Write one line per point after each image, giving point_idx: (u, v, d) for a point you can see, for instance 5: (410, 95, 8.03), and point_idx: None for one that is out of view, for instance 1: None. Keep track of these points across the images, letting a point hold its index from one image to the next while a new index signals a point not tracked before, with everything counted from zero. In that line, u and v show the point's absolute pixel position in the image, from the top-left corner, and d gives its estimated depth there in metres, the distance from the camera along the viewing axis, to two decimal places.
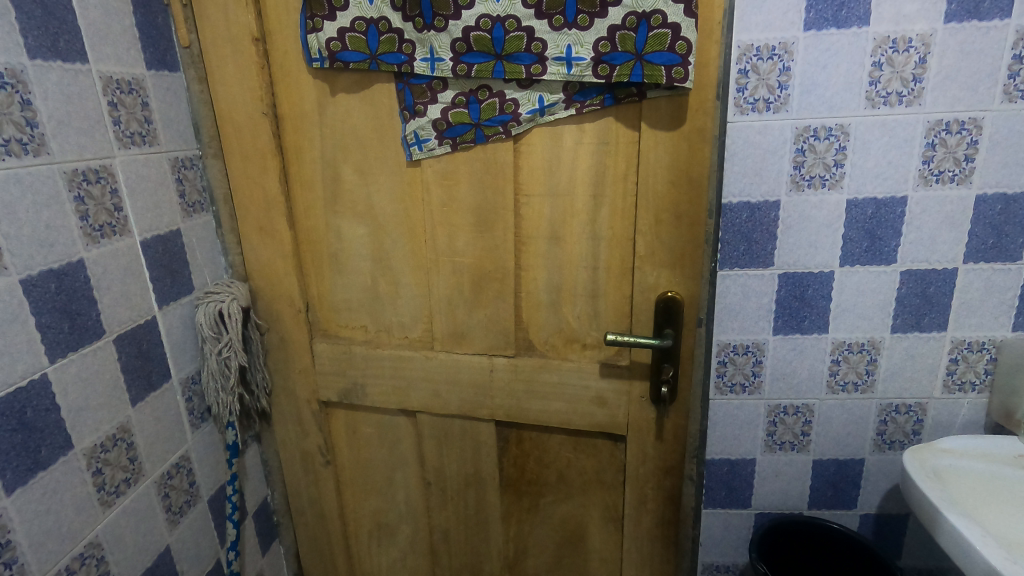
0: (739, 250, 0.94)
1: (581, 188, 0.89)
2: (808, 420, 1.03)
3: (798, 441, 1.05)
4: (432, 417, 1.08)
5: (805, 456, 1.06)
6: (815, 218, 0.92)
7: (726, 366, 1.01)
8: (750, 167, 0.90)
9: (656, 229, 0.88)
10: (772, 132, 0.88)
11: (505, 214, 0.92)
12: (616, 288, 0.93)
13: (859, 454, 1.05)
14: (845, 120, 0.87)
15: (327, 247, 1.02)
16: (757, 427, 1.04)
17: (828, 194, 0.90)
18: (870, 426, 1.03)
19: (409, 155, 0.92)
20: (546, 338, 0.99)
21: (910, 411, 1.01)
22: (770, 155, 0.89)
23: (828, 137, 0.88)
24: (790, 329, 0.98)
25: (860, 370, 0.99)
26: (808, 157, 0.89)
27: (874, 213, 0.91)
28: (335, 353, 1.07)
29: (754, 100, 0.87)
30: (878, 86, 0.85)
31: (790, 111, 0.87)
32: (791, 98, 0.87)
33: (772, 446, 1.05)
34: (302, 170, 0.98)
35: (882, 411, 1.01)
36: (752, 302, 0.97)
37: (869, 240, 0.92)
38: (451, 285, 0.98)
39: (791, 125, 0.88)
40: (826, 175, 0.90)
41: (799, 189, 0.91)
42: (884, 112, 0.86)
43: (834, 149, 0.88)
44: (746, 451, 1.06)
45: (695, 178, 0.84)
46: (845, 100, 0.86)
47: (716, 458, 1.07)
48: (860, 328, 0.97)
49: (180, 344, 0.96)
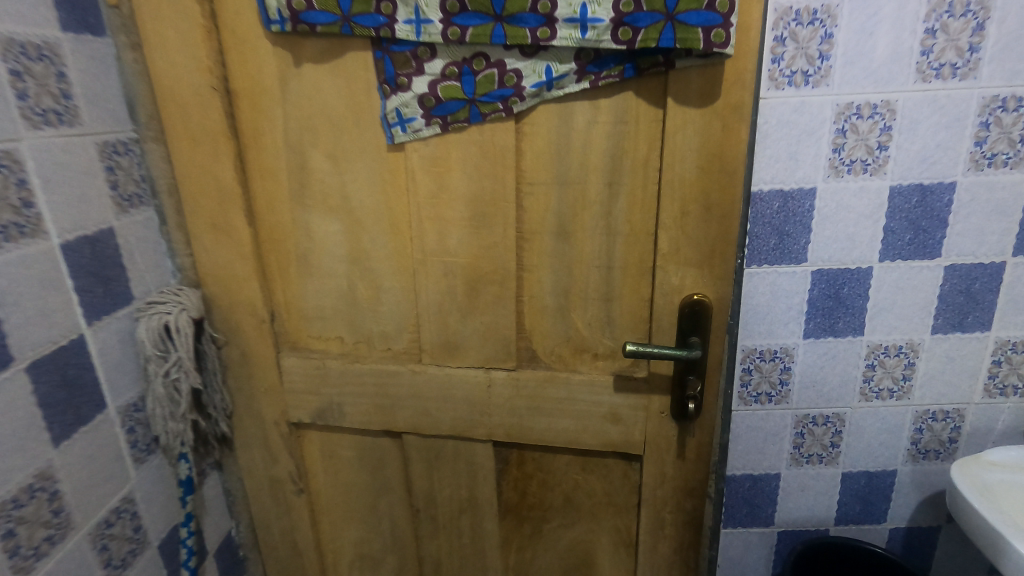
0: (769, 245, 0.84)
1: (594, 175, 0.76)
2: (839, 431, 0.94)
3: (826, 453, 0.95)
4: (420, 438, 0.95)
5: (834, 469, 0.96)
6: (854, 208, 0.81)
7: (751, 374, 0.91)
8: (784, 150, 0.79)
9: (681, 222, 0.75)
10: (810, 110, 0.77)
11: (505, 206, 0.79)
12: (632, 290, 0.81)
13: (891, 465, 0.96)
14: (891, 95, 0.76)
15: (295, 245, 0.88)
16: (782, 440, 0.95)
17: (870, 180, 0.80)
18: (904, 435, 0.94)
19: (392, 137, 0.78)
20: (552, 348, 0.86)
21: (947, 417, 0.92)
22: (807, 137, 0.78)
23: (872, 115, 0.77)
24: (822, 332, 0.88)
25: (896, 375, 0.90)
26: (849, 139, 0.78)
27: (919, 202, 0.81)
28: (306, 368, 0.93)
29: (791, 73, 0.76)
30: (931, 56, 0.75)
31: (831, 86, 0.76)
32: (833, 70, 0.75)
33: (799, 459, 0.96)
34: (261, 156, 0.83)
35: (918, 419, 0.93)
36: (782, 302, 0.87)
37: (912, 233, 0.82)
38: (441, 289, 0.85)
39: (830, 101, 0.77)
40: (868, 159, 0.79)
41: (837, 175, 0.80)
42: (936, 86, 0.76)
43: (879, 129, 0.78)
44: (770, 466, 0.96)
45: (729, 163, 0.72)
46: (892, 73, 0.75)
47: (737, 474, 0.97)
48: (898, 330, 0.87)
49: (118, 366, 0.81)
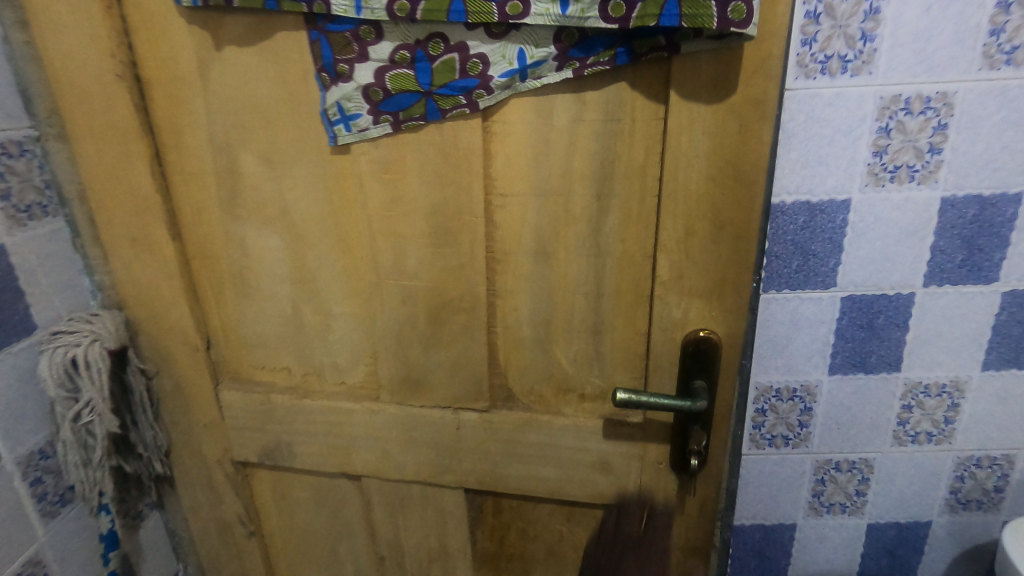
0: (792, 267, 0.70)
1: (580, 186, 0.62)
2: (865, 478, 0.81)
3: (849, 503, 0.82)
4: (382, 482, 0.83)
5: (858, 520, 0.84)
6: (896, 223, 0.67)
7: (765, 415, 0.78)
8: (814, 153, 0.65)
9: (684, 244, 0.61)
10: (847, 103, 0.62)
11: (472, 221, 0.65)
12: (626, 323, 0.67)
13: (925, 516, 0.83)
14: (949, 86, 0.62)
15: (229, 263, 0.74)
16: (799, 487, 0.82)
17: (918, 189, 0.66)
18: (943, 483, 0.81)
19: (334, 137, 0.64)
20: (531, 386, 0.73)
21: (994, 464, 0.79)
22: (843, 136, 0.64)
23: (924, 110, 0.62)
24: (850, 368, 0.75)
25: (936, 418, 0.77)
26: (894, 139, 0.64)
27: (976, 216, 0.66)
28: (250, 403, 0.80)
29: (825, 58, 0.61)
30: (1001, 37, 0.60)
31: (875, 74, 0.61)
32: (878, 54, 0.61)
33: (818, 509, 0.83)
34: (183, 158, 0.70)
35: (959, 466, 0.79)
36: (804, 334, 0.73)
37: (965, 254, 0.68)
38: (400, 318, 0.72)
39: (872, 92, 0.62)
40: (916, 164, 0.65)
41: (877, 183, 0.66)
42: (1004, 75, 0.61)
43: (931, 127, 0.63)
44: (784, 515, 0.84)
45: (745, 174, 0.57)
46: (955, 58, 0.60)
47: (746, 524, 0.84)
48: (941, 366, 0.74)
49: (16, 410, 0.69)
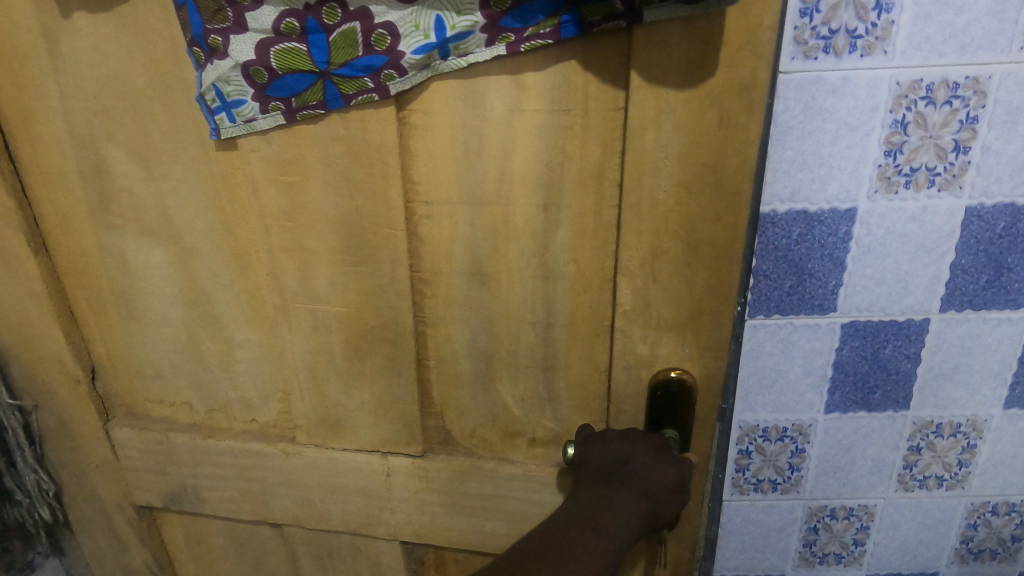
0: (783, 288, 0.56)
1: (522, 192, 0.49)
2: (864, 526, 0.68)
3: (845, 552, 0.70)
4: (306, 531, 0.71)
5: (856, 571, 0.71)
6: (912, 236, 0.53)
7: (749, 458, 0.65)
8: (810, 153, 0.51)
9: (651, 266, 0.48)
10: (854, 90, 0.48)
11: (390, 236, 0.52)
12: (583, 358, 0.55)
13: (932, 567, 0.71)
14: (985, 69, 0.47)
15: (107, 282, 0.61)
16: (788, 536, 0.69)
17: (938, 198, 0.52)
18: (952, 532, 0.68)
19: (216, 130, 0.51)
20: (473, 429, 0.61)
21: (1012, 511, 0.67)
22: (848, 132, 0.50)
23: (951, 99, 0.48)
24: (851, 406, 0.62)
25: (949, 461, 0.64)
26: (912, 136, 0.50)
27: (1008, 228, 0.53)
28: (147, 442, 0.68)
29: (828, 33, 0.47)
30: None
31: (891, 53, 0.47)
32: (896, 28, 0.46)
33: (809, 559, 0.71)
34: (37, 155, 0.56)
35: (973, 513, 0.67)
36: (798, 366, 0.60)
37: (994, 271, 0.55)
38: (312, 349, 0.59)
39: (887, 76, 0.48)
40: (937, 166, 0.51)
41: (889, 190, 0.52)
42: None
43: (959, 121, 0.49)
44: (771, 567, 0.71)
45: (727, 180, 0.44)
46: (993, 33, 0.46)
47: (727, 575, 0.72)
48: (958, 403, 0.61)
49: None
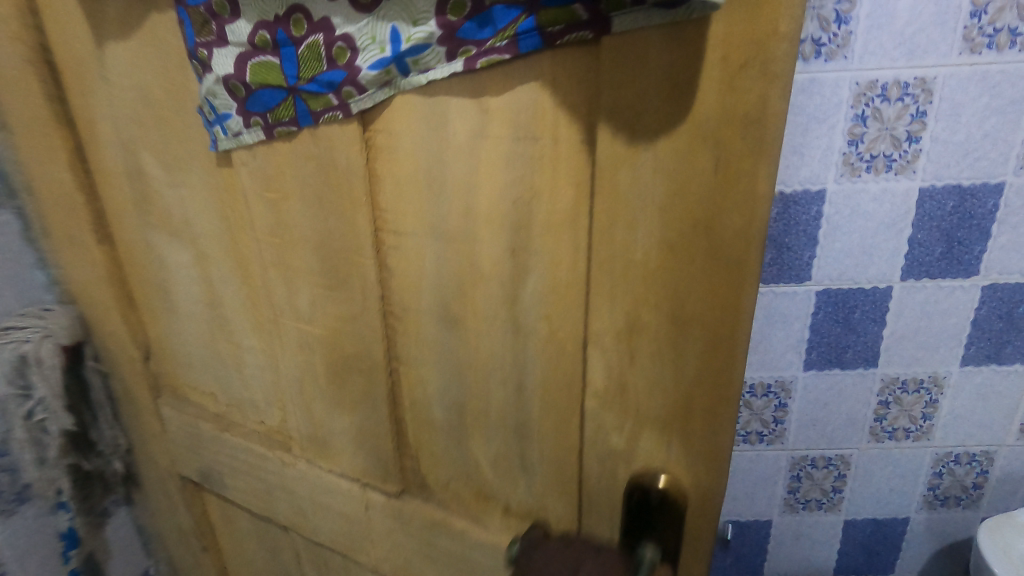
0: (765, 261, 0.70)
1: (488, 233, 0.42)
2: (841, 475, 0.82)
3: (826, 499, 0.84)
4: (306, 540, 0.71)
5: (834, 515, 0.86)
6: (873, 215, 0.67)
7: (739, 412, 0.79)
8: (786, 144, 0.65)
9: (627, 341, 0.38)
10: (823, 91, 0.62)
11: (361, 263, 0.49)
12: (556, 433, 0.46)
13: (903, 512, 0.85)
14: (928, 70, 0.60)
15: (151, 274, 0.67)
16: (775, 483, 0.83)
17: (895, 179, 0.65)
18: (921, 480, 0.82)
19: (214, 142, 0.51)
20: (447, 482, 0.55)
21: (973, 461, 0.80)
22: (816, 125, 0.63)
23: (902, 96, 0.62)
24: (827, 363, 0.75)
25: (915, 414, 0.78)
26: (870, 127, 0.63)
27: (956, 207, 0.66)
28: (183, 424, 0.74)
29: (798, 43, 0.60)
30: (982, 19, 0.58)
31: (851, 58, 0.60)
32: (853, 37, 0.59)
33: (794, 504, 0.85)
34: (100, 155, 0.62)
35: (938, 462, 0.81)
36: (780, 329, 0.73)
37: (945, 246, 0.68)
38: (300, 366, 0.58)
39: (847, 78, 0.61)
40: (892, 153, 0.64)
41: (853, 173, 0.65)
42: (986, 60, 0.60)
43: (910, 114, 0.62)
44: (760, 512, 0.86)
45: (725, 243, 0.32)
46: (935, 40, 0.59)
47: (723, 520, 0.87)
48: (920, 361, 0.74)
49: None
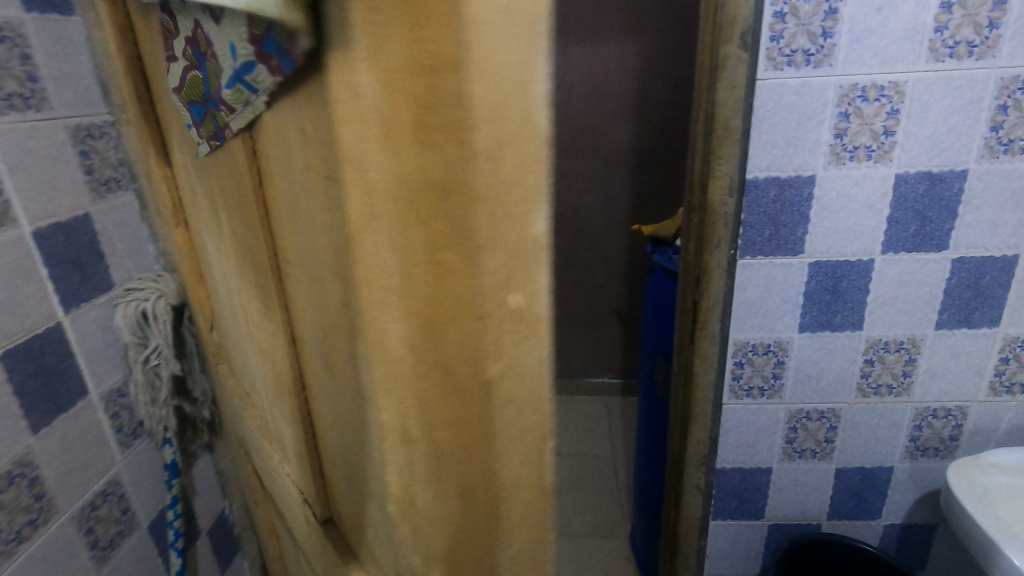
0: (763, 235, 0.89)
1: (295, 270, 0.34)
2: (833, 426, 1.02)
3: (819, 449, 1.05)
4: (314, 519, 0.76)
5: (828, 464, 1.06)
6: (856, 196, 0.85)
7: (743, 368, 0.99)
8: (782, 135, 0.83)
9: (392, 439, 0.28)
10: (812, 92, 0.80)
11: (246, 278, 0.45)
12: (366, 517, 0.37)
13: (888, 461, 1.05)
14: (901, 76, 0.78)
15: None
16: (774, 434, 1.04)
17: (875, 166, 0.83)
18: (903, 431, 1.02)
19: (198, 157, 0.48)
20: None
21: (949, 415, 0.99)
22: (807, 121, 0.81)
23: (878, 97, 0.79)
24: (819, 325, 0.94)
25: (896, 371, 0.97)
26: (853, 123, 0.81)
27: (927, 189, 0.84)
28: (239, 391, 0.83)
29: (790, 52, 0.78)
30: (945, 33, 0.76)
31: (835, 65, 0.78)
32: (836, 48, 0.77)
33: (792, 454, 1.06)
34: None
35: (918, 416, 1.00)
36: (776, 295, 0.93)
37: (919, 223, 0.86)
38: None
39: (833, 82, 0.79)
40: (873, 145, 0.82)
41: (839, 161, 0.83)
42: (950, 65, 0.77)
43: (885, 112, 0.80)
44: (761, 460, 1.07)
45: (475, 322, 0.24)
46: (904, 51, 0.77)
47: (727, 466, 1.08)
48: (899, 324, 0.93)
49: (98, 351, 0.83)
